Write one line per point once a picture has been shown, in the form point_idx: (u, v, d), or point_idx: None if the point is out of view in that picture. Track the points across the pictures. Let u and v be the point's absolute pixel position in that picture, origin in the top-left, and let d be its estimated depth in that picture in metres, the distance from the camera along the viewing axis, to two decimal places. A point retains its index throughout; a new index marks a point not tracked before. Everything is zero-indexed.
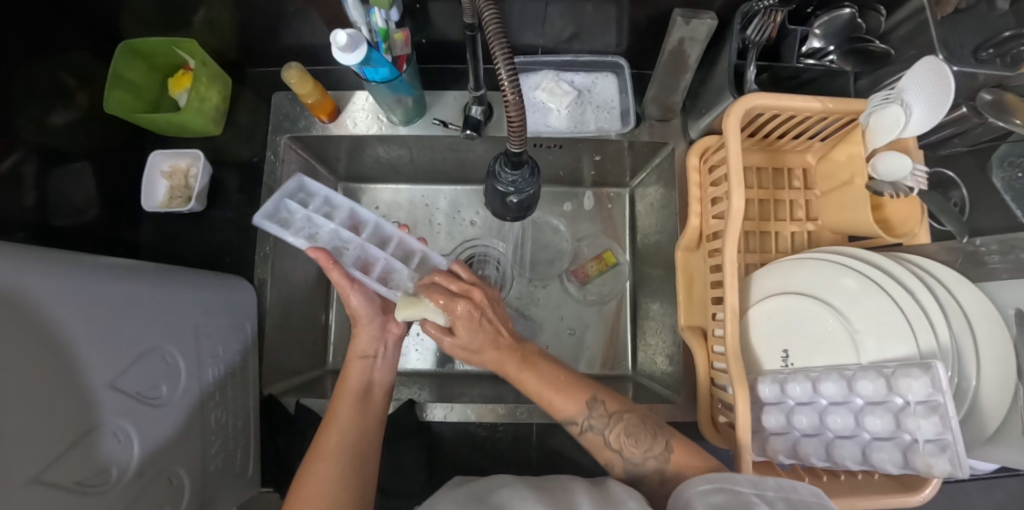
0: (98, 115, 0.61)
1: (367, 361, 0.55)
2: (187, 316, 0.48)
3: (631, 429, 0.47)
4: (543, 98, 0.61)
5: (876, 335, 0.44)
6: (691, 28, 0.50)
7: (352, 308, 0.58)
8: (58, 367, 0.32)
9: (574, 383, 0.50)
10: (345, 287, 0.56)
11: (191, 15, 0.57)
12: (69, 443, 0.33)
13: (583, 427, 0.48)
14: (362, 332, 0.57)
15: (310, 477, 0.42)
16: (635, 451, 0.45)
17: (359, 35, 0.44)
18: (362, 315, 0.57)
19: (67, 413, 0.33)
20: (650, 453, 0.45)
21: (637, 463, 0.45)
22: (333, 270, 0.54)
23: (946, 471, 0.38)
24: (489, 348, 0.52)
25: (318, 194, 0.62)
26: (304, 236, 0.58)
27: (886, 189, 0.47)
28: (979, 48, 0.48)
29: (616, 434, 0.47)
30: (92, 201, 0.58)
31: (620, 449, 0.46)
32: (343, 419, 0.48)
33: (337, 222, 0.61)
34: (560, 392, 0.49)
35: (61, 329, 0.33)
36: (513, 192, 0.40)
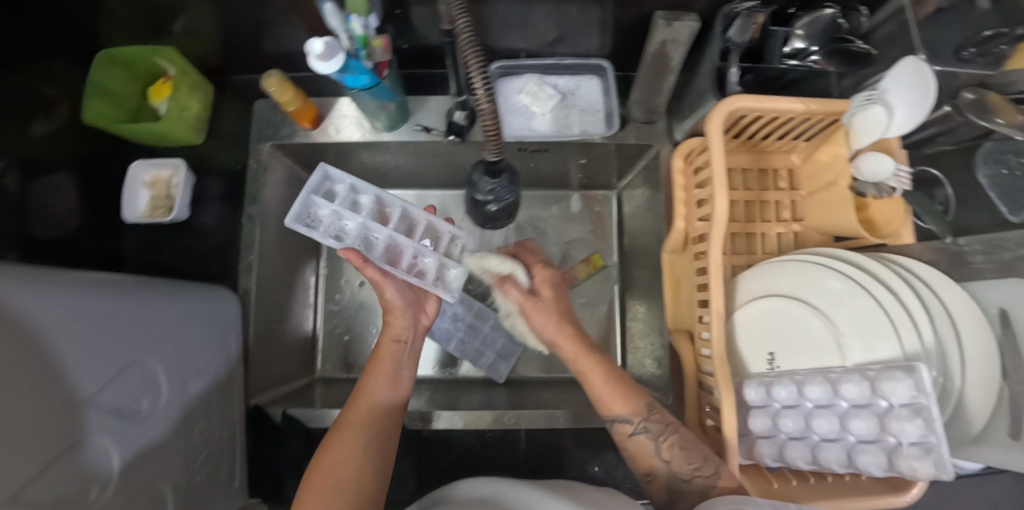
0: (79, 125, 0.60)
1: (399, 346, 0.55)
2: (169, 329, 0.48)
3: (684, 442, 0.46)
4: (527, 101, 0.61)
5: (862, 338, 0.44)
6: (673, 30, 0.50)
7: (386, 299, 0.56)
8: (42, 380, 0.32)
9: (632, 386, 0.49)
10: (378, 280, 0.55)
11: (171, 23, 0.57)
12: (53, 457, 0.32)
13: (634, 430, 0.47)
14: (395, 318, 0.57)
15: (332, 459, 0.43)
16: (685, 466, 0.44)
17: (336, 43, 0.44)
18: (395, 305, 0.56)
19: (49, 430, 0.32)
20: (700, 472, 0.43)
21: (684, 479, 0.44)
22: (364, 267, 0.53)
23: (930, 474, 0.38)
24: (566, 319, 0.55)
25: (342, 183, 0.61)
26: (331, 235, 0.58)
27: (869, 189, 0.48)
28: (959, 48, 0.48)
29: (667, 446, 0.46)
30: (74, 211, 0.58)
31: (667, 460, 0.45)
32: (375, 397, 0.49)
33: (365, 214, 0.61)
34: (617, 392, 0.48)
35: (41, 344, 0.32)
36: (492, 200, 0.41)
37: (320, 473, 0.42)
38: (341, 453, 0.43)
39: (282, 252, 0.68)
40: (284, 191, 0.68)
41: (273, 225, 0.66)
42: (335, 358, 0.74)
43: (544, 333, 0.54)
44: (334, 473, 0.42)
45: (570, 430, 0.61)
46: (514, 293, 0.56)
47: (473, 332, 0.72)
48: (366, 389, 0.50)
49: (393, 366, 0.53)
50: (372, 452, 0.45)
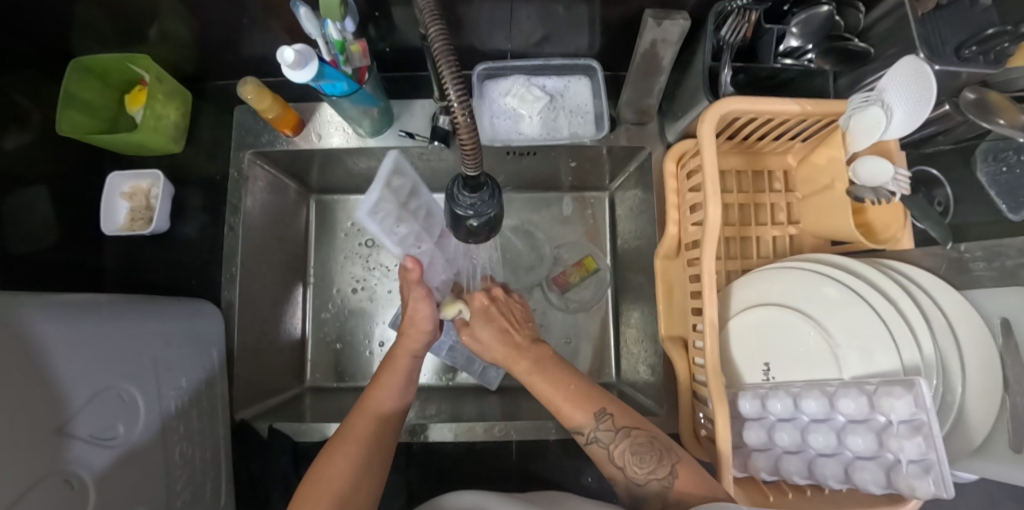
0: (53, 136, 0.58)
1: (416, 362, 0.52)
2: (145, 349, 0.46)
3: (636, 447, 0.45)
4: (514, 104, 0.59)
5: (859, 350, 0.43)
6: (663, 30, 0.48)
7: (416, 314, 0.51)
8: (8, 411, 0.31)
9: (584, 393, 0.49)
10: (419, 298, 0.51)
11: (143, 29, 0.55)
12: (27, 487, 0.31)
13: (589, 437, 0.47)
14: (412, 336, 0.52)
15: (328, 472, 0.42)
16: (639, 470, 0.44)
17: (309, 51, 0.42)
18: (421, 324, 0.51)
19: (23, 459, 0.31)
20: (654, 476, 0.43)
21: (640, 483, 0.44)
22: (416, 284, 0.49)
23: (929, 493, 0.36)
24: (499, 342, 0.52)
25: (406, 179, 0.52)
26: (389, 236, 0.51)
27: (867, 195, 0.45)
28: (960, 46, 0.45)
29: (620, 450, 0.45)
30: (50, 226, 0.56)
31: (623, 466, 0.45)
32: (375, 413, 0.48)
33: (417, 222, 0.56)
34: (567, 398, 0.48)
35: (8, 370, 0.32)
36: (472, 215, 0.38)
37: (314, 488, 0.41)
38: (339, 466, 0.43)
39: (267, 262, 0.67)
40: (266, 199, 0.66)
41: (256, 235, 0.64)
42: (324, 367, 0.73)
43: (487, 353, 0.53)
44: (328, 487, 0.41)
45: (561, 441, 0.60)
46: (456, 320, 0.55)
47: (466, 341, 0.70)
48: (374, 401, 0.49)
49: (403, 380, 0.51)
50: (369, 463, 0.44)
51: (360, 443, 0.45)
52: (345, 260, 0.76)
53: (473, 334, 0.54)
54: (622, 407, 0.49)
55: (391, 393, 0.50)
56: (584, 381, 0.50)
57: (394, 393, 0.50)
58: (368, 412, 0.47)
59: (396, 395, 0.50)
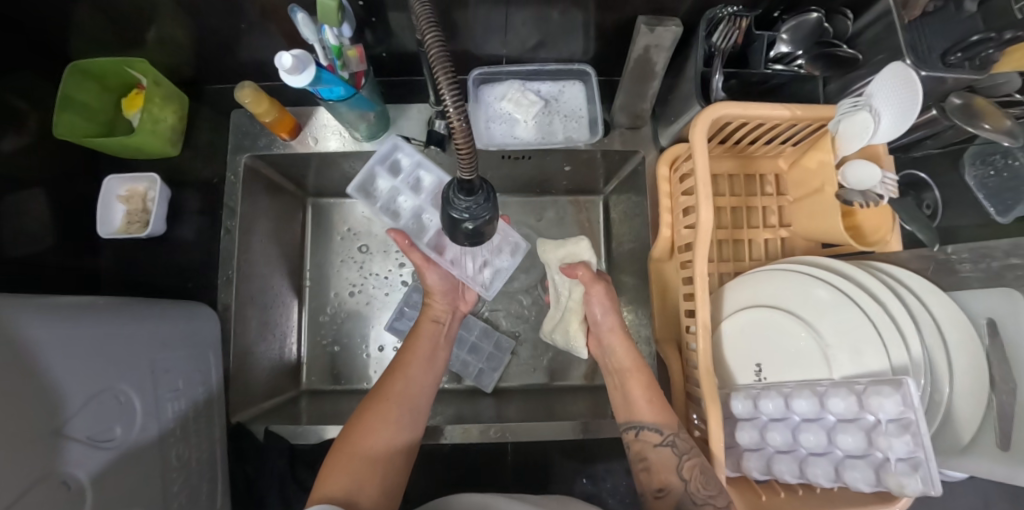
0: (50, 139, 0.58)
1: (438, 325, 0.59)
2: (143, 351, 0.47)
3: (706, 468, 0.44)
4: (510, 108, 0.60)
5: (849, 350, 0.44)
6: (656, 36, 0.49)
7: (426, 284, 0.60)
8: (8, 412, 0.31)
9: (667, 407, 0.51)
10: (421, 265, 0.59)
11: (141, 33, 0.55)
12: (25, 489, 0.32)
13: (664, 439, 0.48)
14: (435, 303, 0.61)
15: (367, 425, 0.46)
16: (701, 489, 0.44)
17: (306, 56, 0.43)
18: (438, 289, 0.60)
19: (22, 461, 0.32)
20: (715, 502, 0.43)
21: (696, 503, 0.43)
22: (410, 250, 0.57)
23: (918, 490, 0.37)
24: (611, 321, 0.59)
25: (410, 158, 0.61)
26: (383, 208, 0.61)
27: (856, 199, 0.46)
28: (945, 53, 0.46)
29: (690, 465, 0.45)
30: (46, 229, 0.56)
31: (685, 480, 0.45)
32: (410, 373, 0.52)
33: (423, 196, 0.61)
34: (649, 400, 0.52)
35: (7, 371, 0.32)
36: (467, 219, 0.38)
37: (353, 439, 0.45)
38: (378, 423, 0.46)
39: (264, 265, 0.67)
40: (264, 203, 0.67)
41: (253, 239, 0.64)
42: (320, 370, 0.73)
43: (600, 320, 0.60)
44: (368, 437, 0.45)
45: (556, 443, 0.60)
46: (585, 274, 0.60)
47: (461, 343, 0.71)
48: (407, 357, 0.53)
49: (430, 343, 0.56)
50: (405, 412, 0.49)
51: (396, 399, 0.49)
52: (342, 262, 0.76)
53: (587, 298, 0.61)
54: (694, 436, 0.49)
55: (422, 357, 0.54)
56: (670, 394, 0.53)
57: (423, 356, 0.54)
58: (403, 375, 0.51)
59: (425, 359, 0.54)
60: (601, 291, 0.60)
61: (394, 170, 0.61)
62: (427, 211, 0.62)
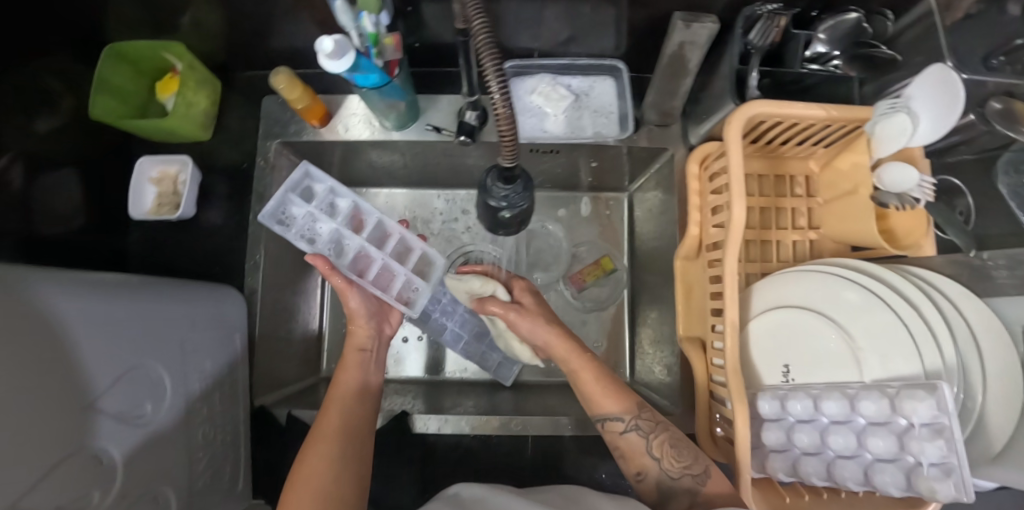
0: (85, 121, 0.59)
1: (364, 355, 0.54)
2: (173, 330, 0.47)
3: (674, 441, 0.47)
4: (539, 102, 0.60)
5: (881, 354, 0.43)
6: (691, 32, 0.49)
7: (349, 308, 0.55)
8: (39, 386, 0.31)
9: (624, 387, 0.50)
10: (343, 289, 0.54)
11: (177, 17, 0.56)
12: (54, 463, 0.32)
13: (629, 425, 0.48)
14: (359, 329, 0.55)
15: (306, 474, 0.42)
16: (675, 464, 0.46)
17: (346, 41, 0.43)
18: (360, 315, 0.55)
19: (51, 435, 0.32)
20: (691, 471, 0.45)
21: (674, 477, 0.45)
22: (332, 275, 0.52)
23: (949, 496, 0.36)
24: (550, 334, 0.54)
25: (324, 184, 0.59)
26: (303, 238, 0.57)
27: (891, 200, 0.47)
28: (988, 55, 0.46)
29: (659, 443, 0.47)
30: (79, 209, 0.57)
31: (659, 458, 0.46)
32: (342, 410, 0.47)
33: (339, 220, 0.59)
34: (607, 389, 0.50)
35: (39, 347, 0.32)
36: (506, 207, 0.40)
37: (296, 491, 0.41)
38: (317, 469, 0.42)
39: (289, 251, 0.67)
40: None
41: None
42: (339, 358, 0.73)
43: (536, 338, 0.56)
44: (310, 486, 0.41)
45: (576, 438, 0.60)
46: (499, 307, 0.57)
47: (479, 337, 0.71)
48: (337, 397, 0.49)
49: (360, 372, 0.52)
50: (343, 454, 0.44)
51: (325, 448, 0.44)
52: None
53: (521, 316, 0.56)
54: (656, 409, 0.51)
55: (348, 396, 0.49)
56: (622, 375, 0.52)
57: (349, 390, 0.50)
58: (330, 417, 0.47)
59: (352, 395, 0.50)
60: (522, 315, 0.56)
61: (309, 197, 0.59)
62: (346, 232, 0.58)
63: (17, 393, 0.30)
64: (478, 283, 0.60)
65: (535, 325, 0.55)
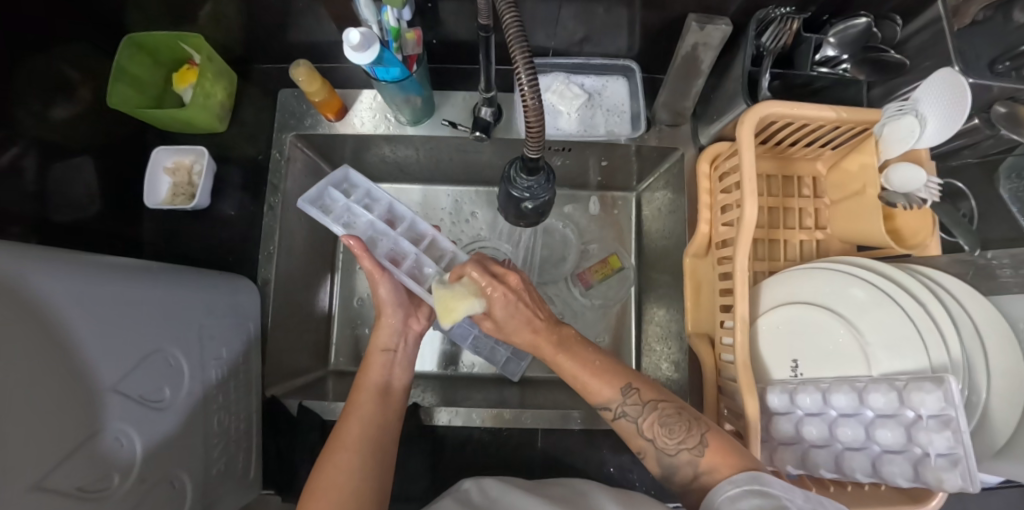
0: (102, 110, 0.60)
1: (388, 356, 0.53)
2: (189, 317, 0.47)
3: (665, 419, 0.42)
4: (553, 100, 0.61)
5: (888, 348, 0.44)
6: (705, 34, 0.50)
7: (378, 296, 0.55)
8: (61, 367, 0.32)
9: (611, 368, 0.46)
10: (374, 273, 0.54)
11: (197, 9, 0.56)
12: (74, 445, 0.32)
13: (616, 413, 0.44)
14: (384, 325, 0.55)
15: (331, 479, 0.39)
16: (668, 441, 0.41)
17: (371, 34, 0.44)
18: (387, 304, 0.55)
19: (70, 417, 0.32)
20: (684, 446, 0.40)
21: (670, 454, 0.41)
22: (364, 258, 0.52)
23: (956, 486, 0.38)
24: (525, 331, 0.49)
25: (359, 188, 0.61)
26: (340, 223, 0.57)
27: (898, 200, 0.48)
28: (993, 61, 0.48)
29: (649, 423, 0.43)
30: (94, 197, 0.57)
31: (652, 438, 0.43)
32: (364, 414, 0.45)
33: (375, 214, 0.60)
34: (592, 374, 0.46)
35: (59, 329, 0.32)
36: (528, 198, 0.41)
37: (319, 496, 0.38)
38: (341, 476, 0.40)
39: (301, 245, 0.68)
40: (304, 183, 0.68)
41: (292, 216, 0.65)
42: (348, 351, 0.74)
43: (514, 337, 0.50)
44: (334, 493, 0.39)
45: (585, 432, 0.61)
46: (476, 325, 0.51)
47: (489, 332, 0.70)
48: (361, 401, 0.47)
49: (382, 372, 0.51)
50: (372, 457, 0.42)
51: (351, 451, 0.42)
52: None
53: (496, 322, 0.50)
54: (648, 380, 0.46)
55: (372, 399, 0.48)
56: (610, 356, 0.47)
57: (374, 392, 0.48)
58: (355, 420, 0.45)
59: (376, 397, 0.48)
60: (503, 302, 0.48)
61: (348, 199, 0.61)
62: (381, 226, 0.59)
63: (34, 375, 0.29)
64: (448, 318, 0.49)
65: (517, 319, 0.49)
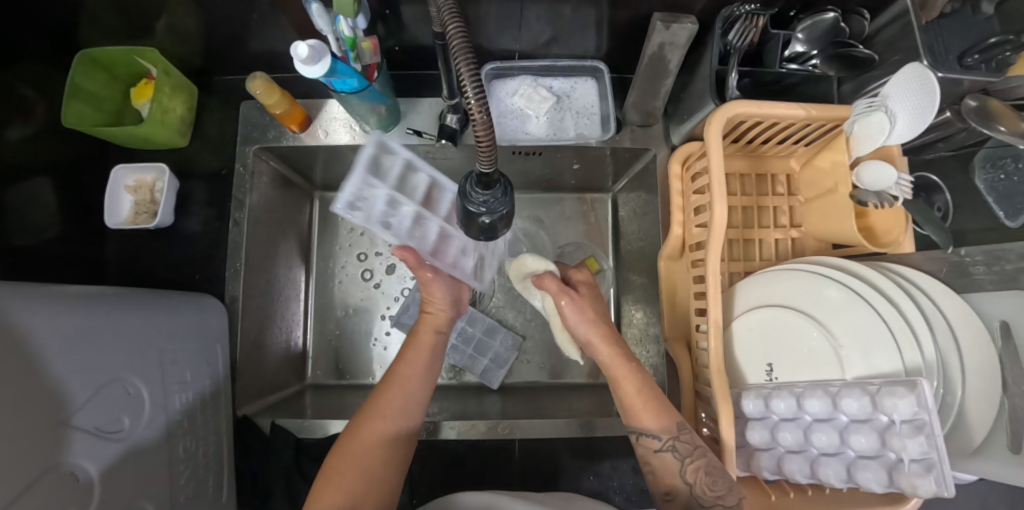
0: (57, 129, 0.58)
1: (439, 339, 0.53)
2: (151, 342, 0.46)
3: (711, 468, 0.43)
4: (521, 104, 0.60)
5: (862, 351, 0.43)
6: (671, 33, 0.48)
7: (428, 294, 0.55)
8: (19, 402, 0.31)
9: (664, 404, 0.47)
10: (427, 279, 0.53)
11: (151, 22, 0.54)
12: (32, 481, 0.31)
13: (663, 447, 0.44)
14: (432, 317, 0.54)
15: (355, 447, 0.43)
16: (708, 491, 0.42)
17: (322, 46, 0.43)
18: (440, 305, 0.54)
19: (30, 451, 0.31)
20: (724, 502, 0.41)
21: (705, 505, 0.42)
22: (419, 269, 0.53)
23: (930, 492, 0.37)
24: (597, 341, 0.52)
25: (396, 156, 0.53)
26: (381, 223, 0.51)
27: (870, 199, 0.46)
28: (964, 54, 0.46)
29: (694, 469, 0.43)
30: (52, 219, 0.56)
31: (692, 483, 0.43)
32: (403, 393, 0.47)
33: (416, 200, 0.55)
34: (648, 404, 0.46)
35: (14, 361, 0.31)
36: (484, 212, 0.40)
37: (342, 459, 0.42)
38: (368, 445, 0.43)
39: (271, 259, 0.67)
40: (272, 195, 0.67)
41: (261, 230, 0.64)
42: (324, 364, 0.73)
43: (577, 330, 0.53)
44: (353, 462, 0.42)
45: (563, 440, 0.60)
46: (554, 285, 0.55)
47: (468, 340, 0.70)
48: (400, 374, 0.49)
49: (428, 358, 0.51)
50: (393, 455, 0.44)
51: (374, 450, 0.43)
52: (349, 259, 0.76)
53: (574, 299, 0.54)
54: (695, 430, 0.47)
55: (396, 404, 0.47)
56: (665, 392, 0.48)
57: (405, 389, 0.48)
58: (399, 388, 0.48)
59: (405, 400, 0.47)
60: (575, 303, 0.54)
61: (378, 172, 0.52)
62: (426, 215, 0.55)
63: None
64: (532, 259, 0.64)
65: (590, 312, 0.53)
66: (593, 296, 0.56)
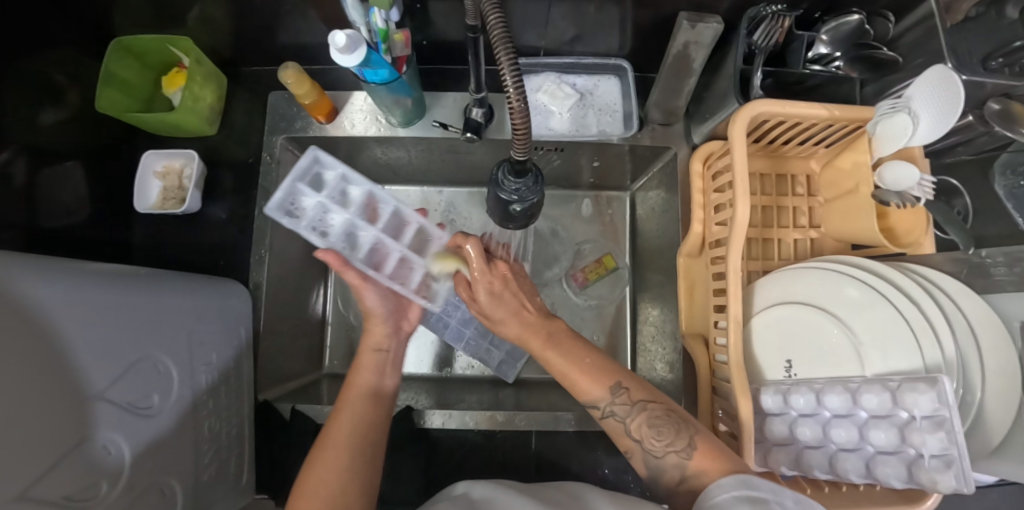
0: (90, 114, 0.59)
1: (382, 355, 0.53)
2: (179, 323, 0.47)
3: (655, 421, 0.42)
4: (545, 100, 0.61)
5: (881, 347, 0.44)
6: (696, 32, 0.49)
7: (366, 306, 0.54)
8: (48, 377, 0.31)
9: (602, 366, 0.45)
10: (357, 286, 0.52)
11: (185, 12, 0.56)
12: (62, 454, 0.32)
13: (603, 411, 0.44)
14: (375, 327, 0.54)
15: (314, 479, 0.40)
16: (656, 443, 0.41)
17: (358, 36, 0.43)
18: (376, 313, 0.54)
19: (59, 425, 0.32)
20: (672, 448, 0.40)
21: (657, 456, 0.41)
22: (344, 270, 0.51)
23: (950, 488, 0.37)
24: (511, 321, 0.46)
25: (334, 171, 0.54)
26: (313, 229, 0.53)
27: (892, 199, 0.47)
28: (988, 56, 0.47)
29: (637, 424, 0.42)
30: (83, 201, 0.57)
31: (640, 439, 0.42)
32: (355, 411, 0.46)
33: (352, 211, 0.55)
34: (582, 373, 0.44)
35: (46, 336, 0.32)
36: (516, 200, 0.42)
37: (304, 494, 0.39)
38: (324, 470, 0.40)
39: (293, 247, 0.68)
40: None
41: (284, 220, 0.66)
42: (341, 354, 0.74)
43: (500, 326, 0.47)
44: (317, 493, 0.39)
45: (576, 433, 0.61)
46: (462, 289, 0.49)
47: (484, 334, 0.71)
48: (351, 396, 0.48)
49: (373, 375, 0.51)
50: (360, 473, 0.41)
51: (332, 471, 0.40)
52: None
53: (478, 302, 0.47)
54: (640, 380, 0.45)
55: (347, 428, 0.44)
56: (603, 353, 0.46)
57: (353, 410, 0.46)
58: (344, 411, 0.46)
59: (356, 417, 0.46)
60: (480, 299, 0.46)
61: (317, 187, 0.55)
62: (386, 240, 0.56)
63: (23, 382, 0.29)
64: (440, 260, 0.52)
65: (501, 306, 0.46)
66: (505, 280, 0.47)
